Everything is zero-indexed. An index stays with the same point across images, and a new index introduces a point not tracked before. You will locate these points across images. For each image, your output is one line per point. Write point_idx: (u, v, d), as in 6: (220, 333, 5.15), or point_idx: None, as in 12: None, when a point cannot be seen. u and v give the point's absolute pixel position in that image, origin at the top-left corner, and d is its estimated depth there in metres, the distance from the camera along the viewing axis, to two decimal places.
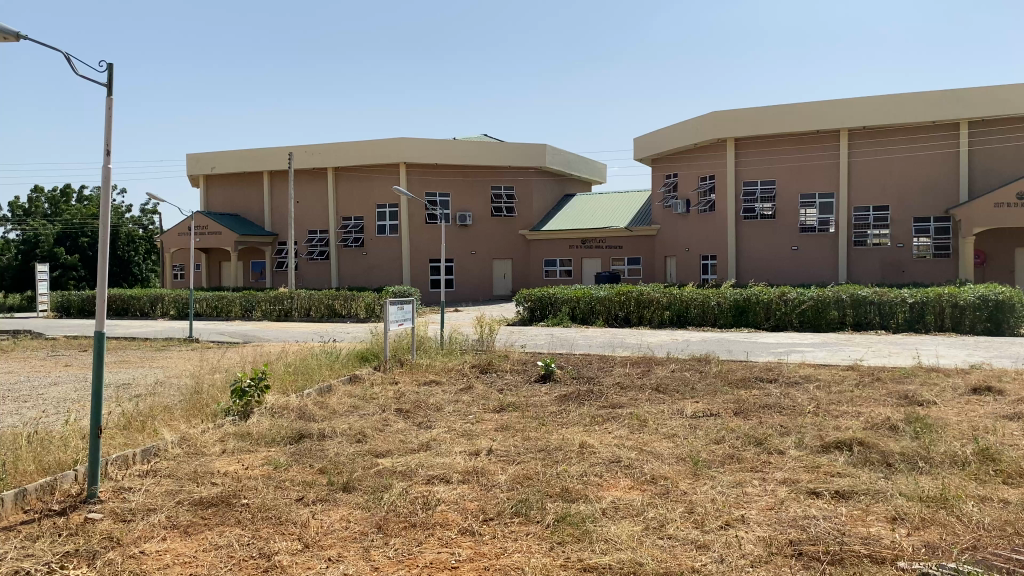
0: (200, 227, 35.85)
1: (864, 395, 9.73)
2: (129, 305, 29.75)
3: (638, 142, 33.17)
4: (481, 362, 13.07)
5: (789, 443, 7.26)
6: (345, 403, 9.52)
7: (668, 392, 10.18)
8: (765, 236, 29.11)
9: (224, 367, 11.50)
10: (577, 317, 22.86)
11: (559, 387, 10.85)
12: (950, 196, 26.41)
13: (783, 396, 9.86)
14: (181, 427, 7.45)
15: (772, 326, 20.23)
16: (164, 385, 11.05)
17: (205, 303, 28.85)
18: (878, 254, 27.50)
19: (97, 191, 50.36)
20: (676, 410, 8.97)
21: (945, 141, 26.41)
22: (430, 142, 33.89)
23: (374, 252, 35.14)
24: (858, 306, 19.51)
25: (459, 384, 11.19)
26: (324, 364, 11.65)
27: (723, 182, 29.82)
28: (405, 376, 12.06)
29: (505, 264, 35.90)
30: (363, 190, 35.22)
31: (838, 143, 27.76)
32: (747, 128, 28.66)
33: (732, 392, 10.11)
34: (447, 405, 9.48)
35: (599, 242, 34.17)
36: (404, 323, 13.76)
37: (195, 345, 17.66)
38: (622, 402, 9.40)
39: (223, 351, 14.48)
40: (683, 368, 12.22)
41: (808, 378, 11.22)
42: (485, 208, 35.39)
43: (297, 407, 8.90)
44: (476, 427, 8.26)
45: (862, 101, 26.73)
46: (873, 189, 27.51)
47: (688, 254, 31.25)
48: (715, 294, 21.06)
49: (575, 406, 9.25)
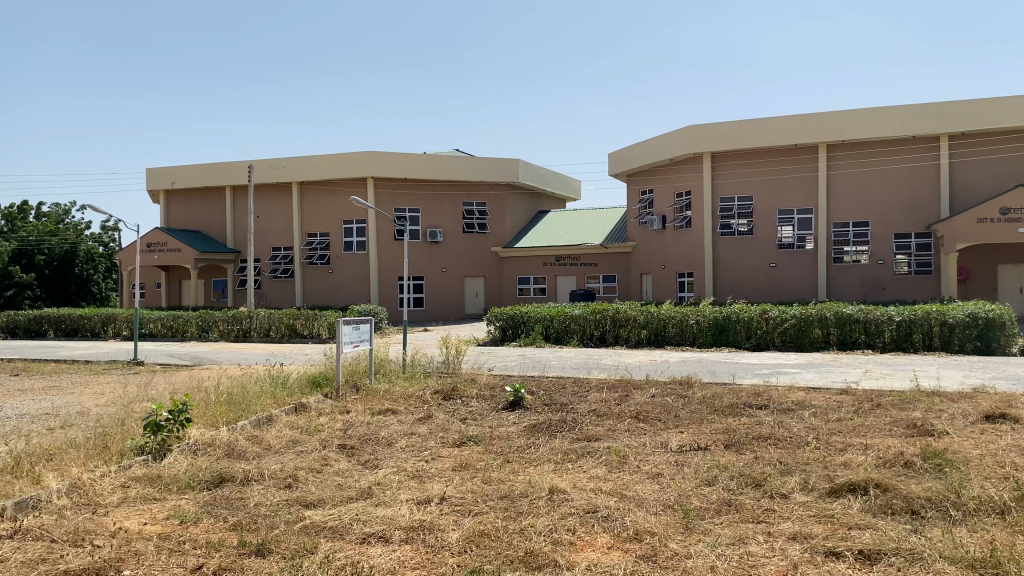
0: (158, 244, 34.46)
1: (868, 423, 8.72)
2: (78, 326, 28.23)
3: (613, 157, 32.38)
4: (444, 387, 11.93)
5: (793, 486, 6.22)
6: (282, 438, 8.34)
7: (649, 422, 9.12)
8: (743, 253, 28.31)
9: (154, 395, 10.26)
10: (550, 336, 21.80)
11: (528, 416, 9.74)
12: (931, 212, 25.79)
13: (777, 425, 8.83)
14: (75, 471, 6.26)
15: (753, 346, 19.33)
16: (84, 417, 9.78)
17: (159, 323, 27.46)
18: (857, 270, 26.79)
19: (54, 207, 48.65)
20: (660, 443, 7.89)
21: (925, 154, 25.84)
22: (399, 155, 32.83)
23: (341, 270, 33.90)
24: (844, 324, 18.61)
25: (418, 413, 10.04)
26: (266, 392, 10.44)
27: (699, 197, 29.00)
28: (360, 403, 10.90)
29: (477, 282, 34.78)
30: (329, 205, 34.03)
31: (817, 156, 27.11)
32: (724, 141, 27.90)
33: (720, 421, 9.07)
34: (400, 439, 8.33)
35: (574, 259, 33.22)
36: (361, 344, 12.60)
37: (138, 368, 16.31)
38: (597, 434, 8.31)
39: (161, 376, 13.21)
40: (665, 392, 11.16)
41: (802, 404, 10.23)
42: (455, 223, 34.32)
43: (225, 443, 7.73)
44: (430, 466, 7.14)
45: (840, 114, 26.11)
46: (853, 204, 26.84)
47: (665, 271, 30.38)
48: (694, 311, 20.14)
49: (545, 439, 8.13)
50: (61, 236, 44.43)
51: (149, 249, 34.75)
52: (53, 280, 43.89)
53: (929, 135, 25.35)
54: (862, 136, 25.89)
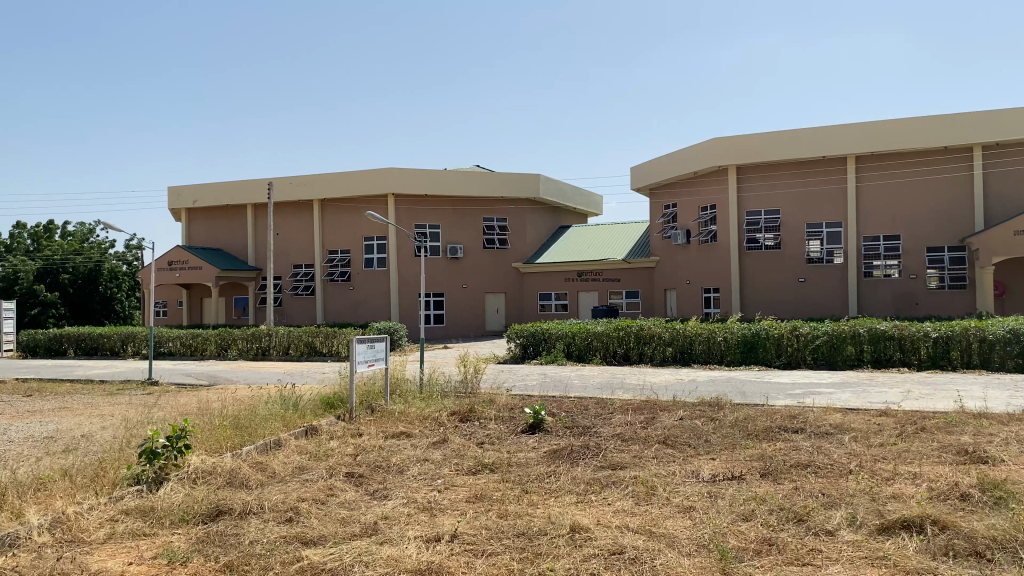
0: (180, 262, 34.40)
1: (914, 449, 8.11)
2: (98, 344, 28.10)
3: (635, 171, 31.89)
4: (462, 408, 11.44)
5: (839, 521, 5.66)
6: (288, 465, 7.89)
7: (677, 448, 8.57)
8: (770, 268, 27.64)
9: (160, 417, 9.86)
10: (573, 354, 21.27)
11: (548, 440, 9.22)
12: (965, 224, 25.01)
13: (815, 451, 8.26)
14: (62, 505, 5.84)
15: (783, 364, 18.69)
16: (87, 440, 9.40)
17: (178, 342, 27.26)
18: (889, 285, 26.01)
19: (80, 226, 49.04)
20: (690, 472, 7.35)
21: (958, 165, 25.08)
22: (419, 171, 32.53)
23: (361, 287, 33.59)
24: (878, 341, 17.93)
25: (433, 437, 9.56)
26: (275, 414, 10.00)
27: (725, 211, 28.40)
28: (374, 426, 10.44)
29: (498, 298, 34.32)
30: (349, 222, 33.80)
31: (846, 168, 26.44)
32: (750, 154, 27.30)
33: (754, 446, 8.52)
34: (411, 466, 7.86)
35: (596, 274, 32.69)
36: (376, 363, 12.13)
37: (152, 388, 15.96)
38: (622, 461, 7.78)
39: (172, 397, 12.81)
40: (694, 414, 10.59)
41: (841, 427, 9.62)
42: (476, 239, 33.94)
43: (226, 471, 7.29)
44: (442, 497, 6.65)
45: (869, 126, 25.46)
46: (883, 218, 26.12)
47: (690, 287, 29.77)
48: (721, 328, 19.52)
49: (566, 467, 7.62)
50: (84, 255, 44.44)
51: (170, 267, 34.66)
52: (77, 300, 44.02)
53: (962, 145, 24.62)
54: (893, 147, 25.19)
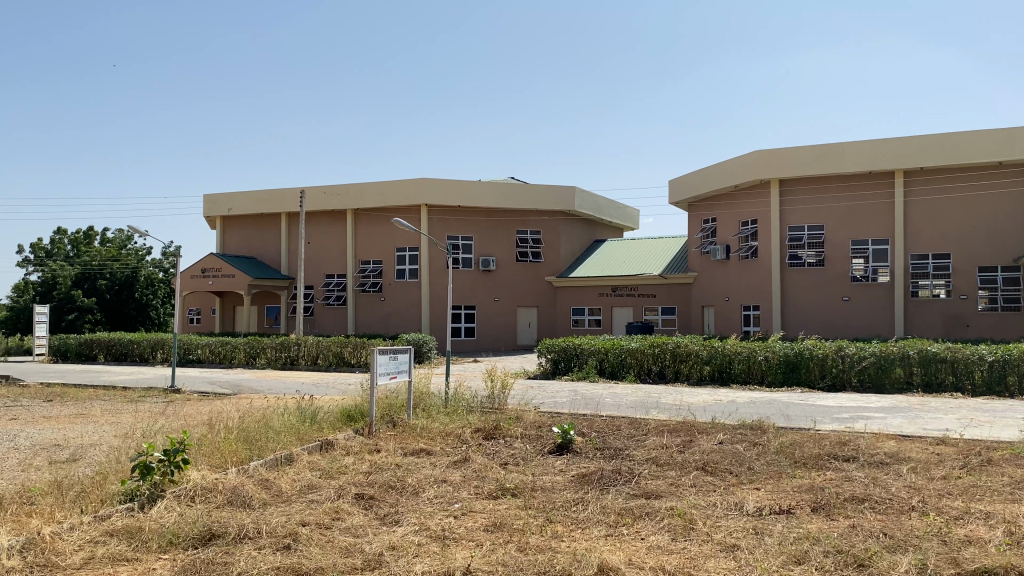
0: (213, 270, 34.32)
1: (981, 484, 7.32)
2: (128, 350, 28.03)
3: (674, 184, 31.17)
4: (487, 425, 10.83)
5: (904, 568, 4.95)
6: (296, 483, 7.35)
7: (717, 475, 7.87)
8: (813, 286, 26.69)
9: (168, 428, 9.38)
10: (606, 370, 20.59)
11: (577, 463, 8.57)
12: (1019, 244, 23.86)
13: (870, 482, 7.52)
14: (40, 527, 5.33)
15: (827, 386, 17.83)
16: (92, 450, 8.95)
17: (208, 349, 27.11)
18: (938, 306, 24.90)
19: (119, 232, 49.41)
20: (731, 503, 6.67)
21: (1013, 181, 23.98)
22: (453, 181, 32.10)
23: (392, 298, 33.20)
24: (929, 364, 16.99)
25: (455, 455, 8.97)
26: (289, 426, 9.48)
27: (765, 227, 27.54)
28: (393, 441, 9.88)
29: (531, 312, 33.71)
30: (382, 232, 33.48)
31: (893, 183, 25.45)
32: (793, 168, 26.42)
33: (803, 476, 7.80)
34: (427, 487, 7.26)
35: (632, 289, 31.95)
36: (399, 375, 11.57)
37: (173, 396, 15.57)
38: (656, 490, 7.10)
39: (189, 406, 12.36)
40: (734, 439, 9.88)
41: (897, 456, 8.84)
42: (510, 252, 33.40)
43: (227, 489, 6.78)
44: (457, 525, 6.06)
45: (918, 140, 24.49)
46: (932, 235, 25.07)
47: (729, 304, 28.92)
48: (762, 347, 18.70)
49: (596, 494, 6.96)
50: (122, 261, 44.64)
51: (203, 274, 34.60)
52: (114, 305, 44.24)
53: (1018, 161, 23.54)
54: (944, 162, 24.18)
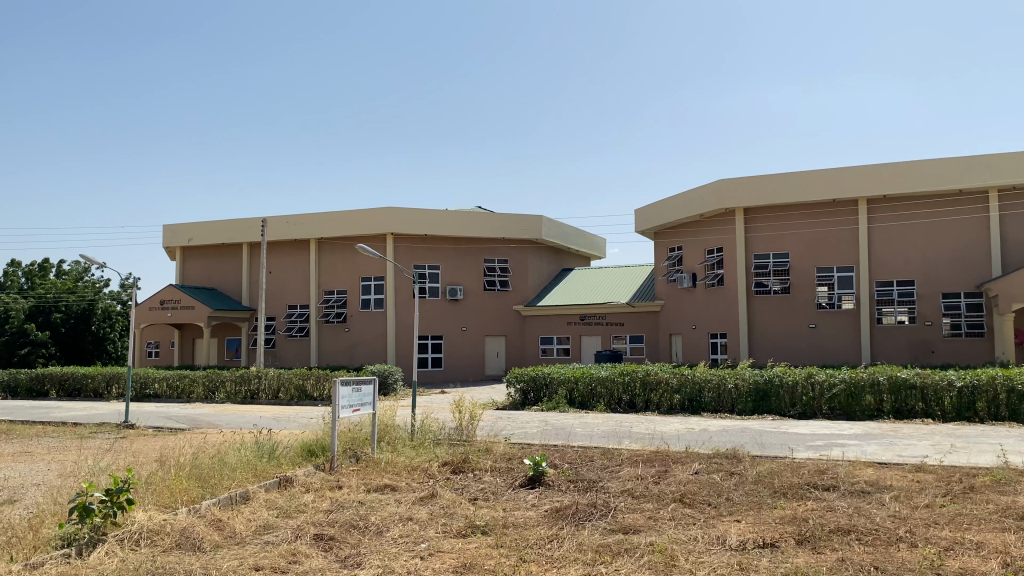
0: (172, 301, 33.49)
1: (967, 512, 7.10)
2: (81, 385, 27.09)
3: (640, 213, 31.18)
4: (455, 458, 10.42)
5: None
6: (251, 523, 6.89)
7: (696, 507, 7.55)
8: (779, 313, 26.70)
9: (114, 466, 8.83)
10: (575, 400, 20.26)
11: (549, 497, 8.21)
12: (981, 271, 24.13)
13: (853, 512, 7.25)
14: None
15: (797, 414, 17.68)
16: (32, 491, 8.38)
17: (164, 383, 26.30)
18: (903, 332, 25.02)
19: (75, 265, 48.18)
20: (713, 537, 6.35)
21: (973, 209, 24.33)
22: (419, 211, 31.76)
23: (357, 329, 32.62)
24: (898, 391, 16.93)
25: (421, 491, 8.55)
26: (244, 462, 9.00)
27: (731, 254, 27.57)
28: (356, 477, 9.43)
29: (498, 342, 33.32)
30: (346, 262, 32.97)
31: (856, 212, 25.67)
32: (758, 197, 26.54)
33: (783, 507, 7.52)
34: (392, 526, 6.84)
35: (599, 318, 31.76)
36: (362, 408, 11.12)
37: (126, 432, 14.90)
38: (634, 524, 6.75)
39: (140, 442, 11.77)
40: (710, 468, 9.59)
41: (878, 484, 8.60)
42: (477, 281, 33.07)
43: (176, 532, 6.30)
44: (424, 567, 5.66)
45: (881, 168, 24.76)
46: (896, 262, 25.28)
47: (696, 332, 28.83)
48: (732, 375, 18.53)
49: (570, 530, 6.59)
50: (79, 294, 43.54)
51: (162, 306, 33.73)
52: (69, 339, 42.97)
53: (978, 189, 23.89)
54: (906, 190, 24.46)
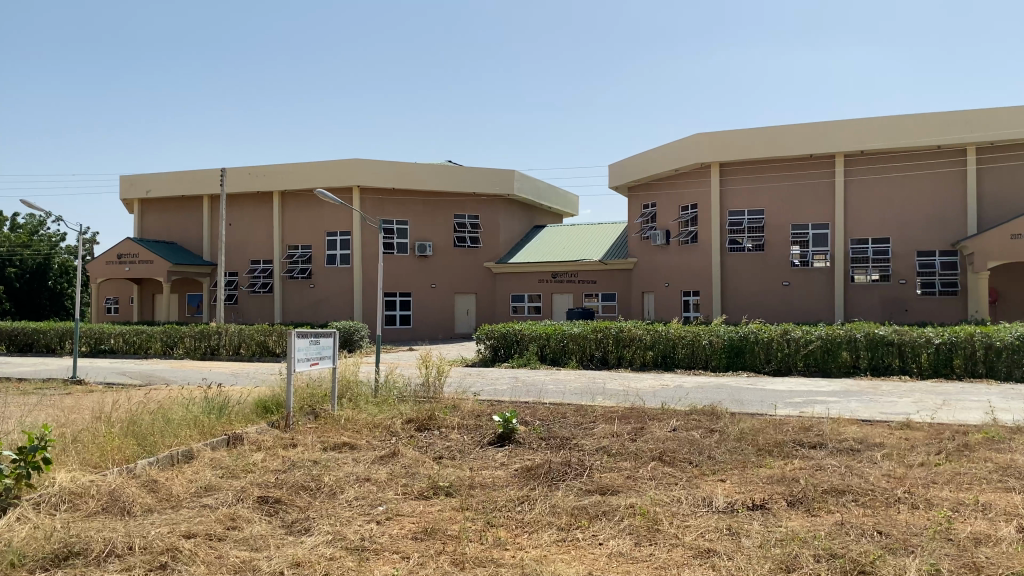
0: (131, 255, 32.31)
1: (966, 471, 6.64)
2: (33, 340, 26.04)
3: (614, 168, 30.48)
4: (420, 415, 9.79)
5: None
6: (190, 484, 6.23)
7: (677, 466, 7.03)
8: (753, 271, 26.31)
9: (44, 423, 8.07)
10: (547, 357, 19.75)
11: (520, 455, 7.65)
12: (956, 228, 23.91)
13: (846, 471, 6.77)
14: None
15: (772, 370, 17.33)
16: None
17: (121, 339, 25.37)
18: (877, 291, 24.78)
19: (29, 219, 46.21)
20: (698, 499, 5.81)
21: (951, 165, 23.99)
22: (386, 163, 30.73)
23: (323, 284, 31.77)
24: (875, 347, 16.59)
25: (382, 450, 7.93)
26: (189, 419, 8.29)
27: (706, 211, 27.05)
28: (313, 435, 8.79)
29: (468, 299, 32.69)
30: (312, 216, 31.98)
31: (833, 168, 25.21)
32: (734, 152, 25.95)
33: (770, 466, 7.03)
34: (347, 487, 6.21)
35: (571, 275, 31.23)
36: (321, 362, 10.42)
37: (71, 388, 14.03)
38: (612, 484, 6.19)
39: (83, 398, 10.95)
40: (689, 425, 9.08)
41: (866, 442, 8.14)
42: (446, 237, 32.29)
43: (104, 494, 5.66)
44: (380, 533, 5.05)
45: (860, 123, 24.24)
46: (872, 220, 24.93)
47: (669, 289, 28.42)
48: (706, 331, 18.08)
49: (543, 491, 6.02)
50: (35, 248, 41.73)
51: (120, 261, 32.54)
52: (25, 295, 41.35)
53: (956, 145, 23.53)
54: (884, 146, 24.02)
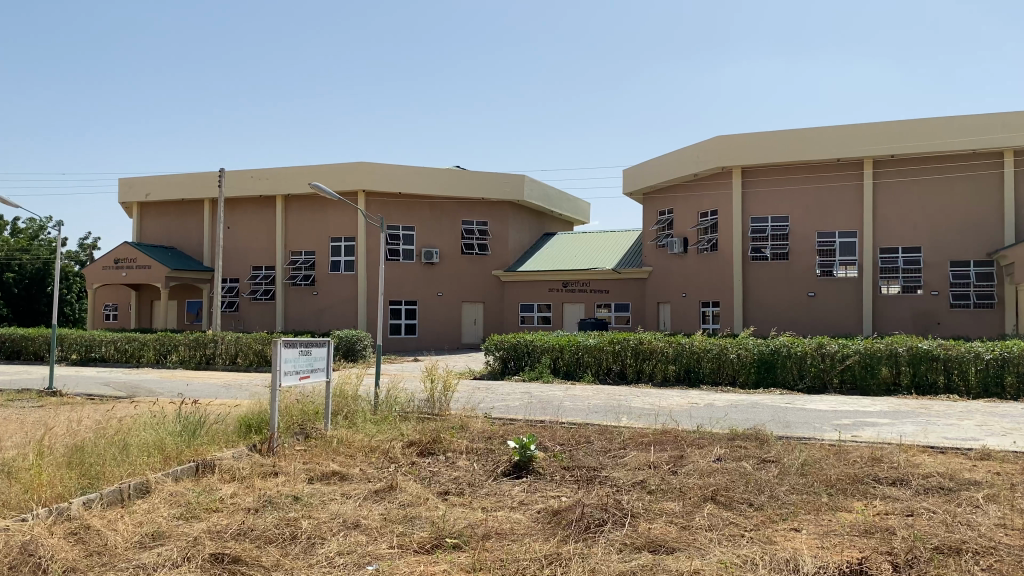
0: (127, 260, 31.13)
1: None
2: (21, 347, 24.88)
3: (629, 173, 29.23)
4: (422, 437, 8.51)
5: None
6: (135, 531, 4.95)
7: (737, 510, 5.73)
8: (777, 281, 24.98)
9: None
10: (560, 370, 18.50)
11: (543, 491, 6.37)
12: (993, 237, 22.55)
13: (953, 519, 5.43)
14: None
15: (806, 387, 16.00)
16: None
17: (112, 347, 24.19)
18: (908, 302, 23.41)
19: (30, 223, 45.20)
20: (779, 560, 4.52)
21: (988, 170, 22.66)
22: (392, 166, 29.51)
23: (325, 291, 30.52)
24: (918, 363, 15.23)
25: (378, 482, 6.65)
26: (151, 442, 7.03)
27: (727, 217, 25.72)
28: (297, 461, 7.49)
29: (475, 308, 31.46)
30: (315, 220, 30.80)
31: (862, 173, 23.88)
32: (758, 156, 24.65)
33: (851, 510, 5.73)
34: (330, 538, 4.92)
35: (583, 284, 29.98)
36: (313, 376, 9.15)
37: (44, 401, 12.81)
38: (665, 538, 4.90)
39: (46, 414, 9.71)
40: (737, 454, 7.78)
41: (956, 478, 6.80)
42: (454, 243, 31.03)
43: (13, 549, 4.40)
44: None
45: (891, 125, 22.92)
46: (903, 227, 23.59)
47: (686, 299, 27.11)
48: (734, 344, 16.79)
49: (578, 548, 4.73)
50: (33, 252, 40.62)
51: (116, 265, 31.38)
52: (23, 301, 40.22)
53: (994, 149, 22.22)
54: (917, 150, 22.71)
